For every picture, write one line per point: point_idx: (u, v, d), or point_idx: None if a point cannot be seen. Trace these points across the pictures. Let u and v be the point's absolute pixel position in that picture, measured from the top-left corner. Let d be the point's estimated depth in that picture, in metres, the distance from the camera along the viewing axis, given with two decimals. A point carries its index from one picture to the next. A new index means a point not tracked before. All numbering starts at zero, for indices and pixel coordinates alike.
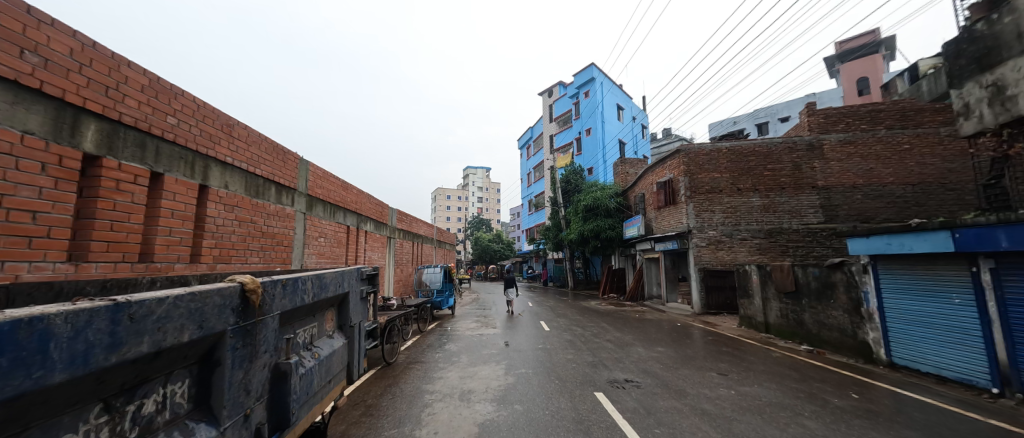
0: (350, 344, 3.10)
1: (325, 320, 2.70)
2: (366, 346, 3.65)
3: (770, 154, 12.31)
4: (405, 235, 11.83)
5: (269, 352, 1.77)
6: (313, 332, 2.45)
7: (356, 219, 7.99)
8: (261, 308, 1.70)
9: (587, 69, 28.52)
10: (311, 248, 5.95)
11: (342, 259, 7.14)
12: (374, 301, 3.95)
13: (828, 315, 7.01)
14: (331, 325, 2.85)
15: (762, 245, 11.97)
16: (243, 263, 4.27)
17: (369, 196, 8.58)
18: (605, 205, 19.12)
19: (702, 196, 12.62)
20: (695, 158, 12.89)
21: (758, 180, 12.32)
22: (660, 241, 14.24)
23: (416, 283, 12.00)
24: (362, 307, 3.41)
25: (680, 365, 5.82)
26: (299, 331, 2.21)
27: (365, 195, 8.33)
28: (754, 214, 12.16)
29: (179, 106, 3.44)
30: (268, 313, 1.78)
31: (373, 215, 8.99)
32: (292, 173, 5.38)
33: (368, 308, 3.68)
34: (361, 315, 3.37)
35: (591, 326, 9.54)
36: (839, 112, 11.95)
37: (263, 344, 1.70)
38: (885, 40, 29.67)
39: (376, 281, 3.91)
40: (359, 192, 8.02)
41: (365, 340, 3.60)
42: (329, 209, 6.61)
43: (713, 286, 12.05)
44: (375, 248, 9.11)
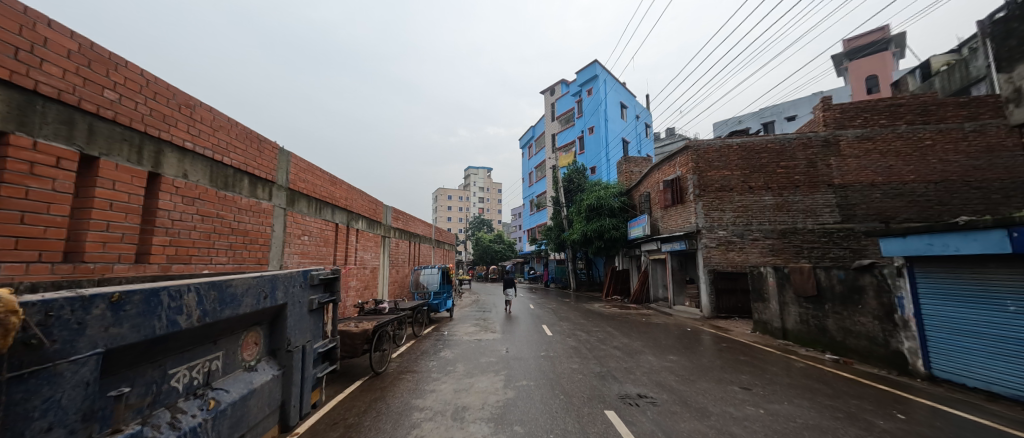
0: (282, 374, 2.64)
1: (236, 350, 2.22)
2: (318, 371, 3.17)
3: (783, 150, 11.74)
4: (401, 234, 11.32)
5: (66, 423, 1.23)
6: (204, 370, 1.96)
7: (347, 216, 7.49)
8: (46, 353, 1.16)
9: (590, 67, 27.99)
10: (292, 247, 5.44)
11: (329, 260, 6.63)
12: (332, 314, 3.46)
13: (855, 322, 6.47)
14: (252, 353, 2.38)
15: (775, 246, 11.39)
16: (207, 263, 3.76)
17: (361, 193, 8.06)
18: (609, 205, 18.58)
19: (711, 195, 12.09)
20: (703, 155, 12.37)
21: (771, 178, 11.76)
22: (666, 241, 13.69)
23: (413, 285, 11.50)
24: (310, 324, 2.99)
25: (697, 377, 5.28)
26: (165, 376, 1.71)
27: (356, 191, 7.83)
28: (766, 214, 11.59)
29: (120, 79, 2.92)
30: (71, 358, 1.24)
31: (366, 213, 8.50)
32: (271, 165, 4.90)
33: (321, 325, 3.22)
34: (307, 333, 2.95)
35: (596, 331, 9.01)
36: (856, 106, 11.37)
37: (42, 417, 1.15)
38: (894, 38, 29.04)
39: (332, 290, 3.43)
40: (350, 188, 7.52)
41: (316, 365, 3.13)
42: (314, 205, 6.11)
43: (723, 289, 11.50)
44: (368, 247, 8.60)
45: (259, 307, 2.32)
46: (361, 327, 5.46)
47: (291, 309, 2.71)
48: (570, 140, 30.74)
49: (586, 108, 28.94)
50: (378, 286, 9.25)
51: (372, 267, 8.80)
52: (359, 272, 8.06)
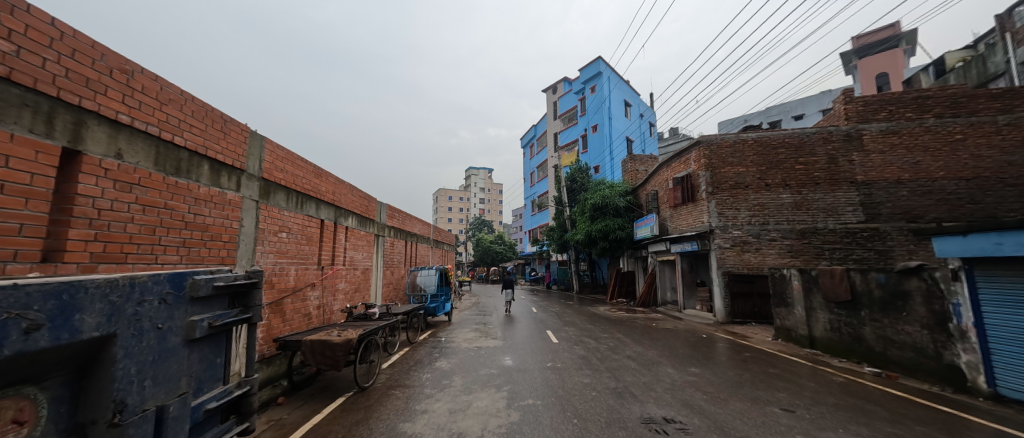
0: None
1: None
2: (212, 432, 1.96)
3: (803, 145, 11.07)
4: (397, 233, 10.69)
5: None
6: None
7: (334, 212, 6.84)
8: None
9: (593, 64, 27.38)
10: (267, 245, 4.79)
11: (313, 260, 5.98)
12: (241, 337, 2.33)
13: (899, 331, 5.81)
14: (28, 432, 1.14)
15: (794, 247, 10.72)
16: (150, 262, 3.13)
17: (350, 186, 7.41)
18: (614, 204, 17.91)
19: (725, 192, 11.42)
20: (716, 151, 11.71)
21: (789, 174, 11.09)
22: (676, 242, 13.02)
23: (409, 287, 10.83)
24: (189, 363, 1.78)
25: (728, 395, 4.60)
26: None
27: (345, 185, 7.18)
28: (784, 212, 10.92)
29: (21, 26, 2.25)
30: None
31: (357, 210, 7.87)
32: (240, 151, 4.25)
33: (214, 357, 2.00)
34: (179, 376, 1.70)
35: (605, 338, 8.35)
36: (880, 99, 10.71)
37: None
38: (905, 35, 28.36)
39: (247, 302, 2.26)
40: (338, 181, 6.87)
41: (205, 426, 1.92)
42: (295, 199, 5.46)
43: (739, 292, 10.82)
44: (359, 246, 7.94)
45: (31, 347, 1.08)
46: (345, 336, 4.81)
47: (141, 343, 1.49)
48: (573, 139, 30.11)
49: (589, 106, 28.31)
50: (371, 289, 8.60)
51: (363, 268, 8.14)
52: (349, 273, 7.41)
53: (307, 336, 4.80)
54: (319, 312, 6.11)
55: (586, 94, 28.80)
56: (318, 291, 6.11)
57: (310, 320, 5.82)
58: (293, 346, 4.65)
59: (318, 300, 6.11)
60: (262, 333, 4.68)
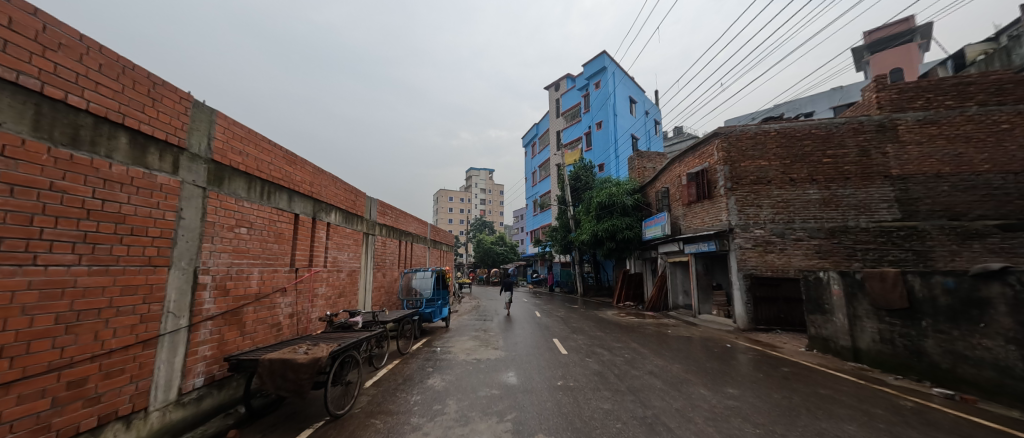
0: None
1: None
2: None
3: (831, 137, 10.19)
4: (390, 232, 9.85)
5: None
6: None
7: (313, 206, 5.97)
8: None
9: (598, 58, 26.54)
10: (219, 242, 3.93)
11: (284, 261, 5.11)
12: None
13: (973, 345, 4.92)
14: None
15: (822, 247, 9.81)
16: (24, 263, 2.27)
17: (333, 177, 6.56)
18: (621, 202, 17.03)
19: (746, 188, 10.55)
20: (736, 143, 10.85)
21: (816, 168, 10.20)
22: (691, 242, 12.14)
23: (403, 290, 9.98)
24: None
25: (785, 428, 3.71)
26: None
27: (326, 176, 6.32)
28: (811, 210, 10.03)
29: None
30: None
31: (342, 204, 7.00)
32: (177, 124, 3.39)
33: None
34: None
35: (620, 349, 7.46)
36: (916, 86, 9.82)
37: None
38: (920, 29, 27.44)
39: None
40: (317, 171, 6.01)
41: None
42: (259, 188, 4.59)
43: (762, 297, 9.92)
44: (344, 246, 7.08)
45: None
46: (314, 353, 3.94)
47: None
48: (576, 136, 29.25)
49: (593, 102, 27.47)
50: (358, 292, 7.75)
51: (349, 269, 7.29)
52: (332, 276, 6.56)
53: (268, 353, 3.92)
54: (292, 321, 5.25)
55: (590, 90, 27.97)
56: (291, 298, 5.25)
57: (280, 331, 4.97)
58: (249, 366, 3.78)
59: (291, 307, 5.24)
60: (212, 351, 3.81)
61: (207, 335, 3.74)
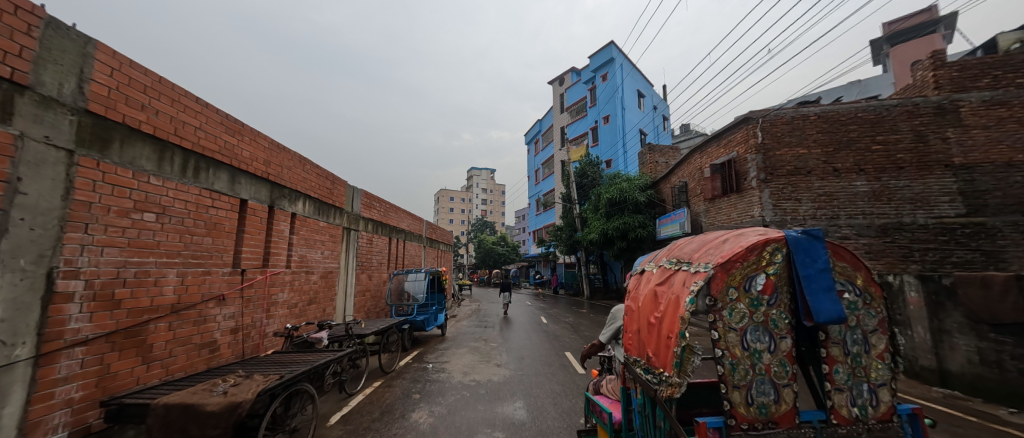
0: None
1: None
2: None
3: (880, 121, 8.93)
4: (378, 227, 8.64)
5: None
6: None
7: (272, 192, 4.76)
8: None
9: (605, 49, 25.28)
10: (100, 232, 2.69)
11: (222, 260, 3.88)
12: None
13: None
14: None
15: (873, 246, 8.55)
16: None
17: (300, 158, 5.33)
18: (633, 199, 15.80)
19: (782, 179, 9.30)
20: (770, 129, 9.60)
21: (864, 157, 8.94)
22: (716, 241, 10.90)
23: (392, 295, 8.75)
24: None
25: None
26: None
27: (289, 156, 5.09)
28: (858, 204, 8.79)
29: None
30: None
31: (312, 193, 5.76)
32: (4, 46, 2.18)
33: None
34: None
35: None
36: (981, 62, 8.53)
37: None
38: (944, 19, 26.05)
39: None
40: (275, 148, 4.80)
41: None
42: (179, 160, 3.37)
43: None
44: (316, 243, 5.86)
45: None
46: (233, 393, 2.71)
47: None
48: (582, 132, 28.03)
49: (599, 95, 26.23)
50: (335, 298, 6.54)
51: (322, 269, 6.08)
52: (298, 277, 5.35)
53: (169, 394, 2.70)
54: (234, 339, 4.05)
55: (596, 83, 26.71)
56: (232, 308, 4.03)
57: (213, 353, 3.76)
58: (137, 414, 2.55)
59: (232, 321, 4.03)
60: (83, 392, 2.58)
61: (72, 369, 2.51)
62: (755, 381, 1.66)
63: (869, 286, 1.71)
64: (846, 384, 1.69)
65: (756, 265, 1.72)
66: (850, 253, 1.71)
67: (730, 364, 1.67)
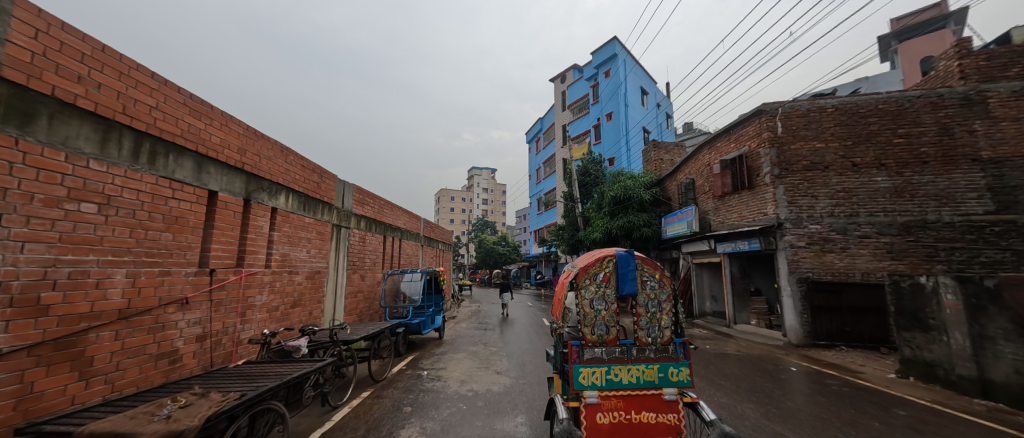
0: None
1: None
2: None
3: (902, 113, 8.45)
4: (372, 225, 8.19)
5: None
6: None
7: (248, 184, 4.30)
8: None
9: (608, 45, 24.81)
10: (17, 223, 2.21)
11: (184, 259, 3.41)
12: None
13: None
14: None
15: (894, 245, 8.07)
16: None
17: (281, 147, 4.87)
18: (638, 197, 15.33)
19: (798, 175, 8.83)
20: (785, 122, 9.12)
21: (885, 151, 8.45)
22: (726, 240, 10.43)
23: (386, 296, 8.29)
24: None
25: None
26: None
27: (268, 145, 4.64)
28: (878, 200, 8.31)
29: None
30: None
31: (295, 186, 5.28)
32: None
33: None
34: None
35: None
36: (1011, 50, 8.04)
37: None
38: (954, 15, 25.49)
39: None
40: (251, 135, 4.33)
41: None
42: (131, 143, 2.92)
43: (821, 306, 8.16)
44: (300, 241, 5.41)
45: None
46: (178, 418, 2.24)
47: None
48: (584, 130, 27.58)
49: (601, 92, 25.76)
50: (323, 300, 6.08)
51: (308, 269, 5.62)
52: (279, 278, 4.89)
53: (101, 419, 2.22)
54: (200, 347, 3.60)
55: (599, 79, 26.24)
56: (198, 313, 3.58)
57: (174, 364, 3.31)
58: None
59: (198, 327, 3.57)
60: None
61: None
62: (598, 323, 3.04)
63: (662, 277, 3.18)
64: (645, 326, 3.10)
65: (600, 267, 3.09)
66: (651, 261, 3.18)
67: (585, 314, 3.03)
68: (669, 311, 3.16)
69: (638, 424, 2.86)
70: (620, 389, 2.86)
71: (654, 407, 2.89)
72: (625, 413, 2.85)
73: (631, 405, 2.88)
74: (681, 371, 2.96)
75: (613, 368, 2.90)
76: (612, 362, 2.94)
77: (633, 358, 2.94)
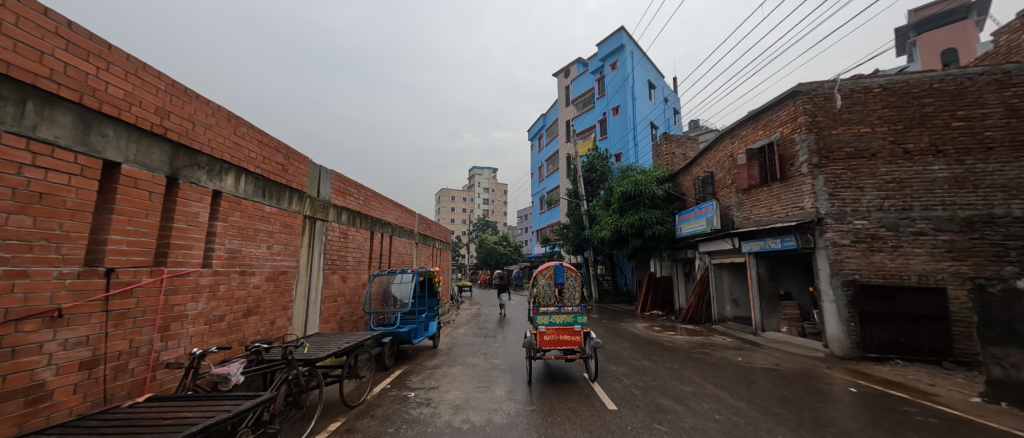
0: None
1: None
2: None
3: (962, 92, 7.39)
4: (357, 219, 7.19)
5: None
6: None
7: (176, 157, 3.29)
8: None
9: (615, 36, 23.75)
10: None
11: (49, 254, 2.34)
12: None
13: None
14: None
15: (957, 243, 7.00)
16: None
17: (226, 113, 3.83)
18: (650, 192, 14.30)
19: (840, 164, 7.79)
20: (824, 105, 8.08)
21: (943, 136, 7.39)
22: (753, 238, 9.41)
23: (372, 301, 7.04)
24: None
25: None
26: None
27: (205, 109, 3.59)
28: (935, 192, 7.27)
29: None
30: None
31: (248, 166, 4.22)
32: None
33: None
34: None
35: (693, 398, 4.75)
36: None
37: None
38: (978, 4, 24.29)
39: None
40: (175, 92, 3.28)
41: None
42: None
43: (870, 313, 7.12)
44: (258, 234, 4.39)
45: None
46: None
47: None
48: (589, 125, 26.54)
49: (607, 85, 24.69)
50: (290, 306, 5.06)
51: (268, 268, 4.60)
52: (224, 279, 3.87)
53: None
54: (83, 376, 2.54)
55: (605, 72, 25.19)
56: (81, 331, 2.52)
57: (36, 405, 2.25)
58: None
59: (77, 350, 2.50)
60: None
61: None
62: (545, 296, 6.44)
63: (576, 276, 6.59)
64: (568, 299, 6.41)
65: (546, 272, 6.63)
66: (572, 269, 6.63)
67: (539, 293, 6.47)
68: (580, 291, 6.57)
69: (563, 342, 5.82)
70: (555, 324, 5.87)
71: (571, 333, 5.85)
72: (557, 336, 5.82)
73: (560, 331, 5.83)
74: (582, 317, 5.96)
75: (553, 315, 5.94)
76: (552, 313, 6.01)
77: (562, 310, 6.07)
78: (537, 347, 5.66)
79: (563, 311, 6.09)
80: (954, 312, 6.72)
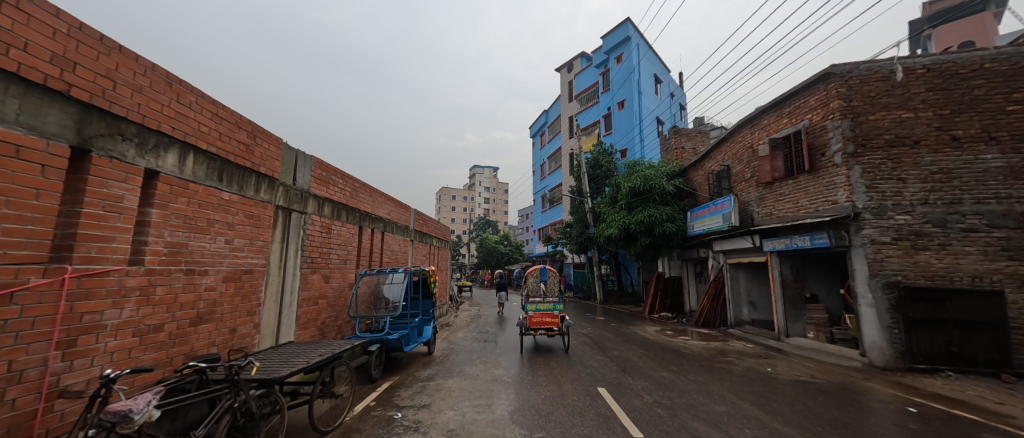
0: None
1: None
2: None
3: (1018, 72, 6.62)
4: (345, 213, 6.48)
5: None
6: None
7: (85, 121, 2.54)
8: None
9: (620, 27, 22.99)
10: None
11: None
12: None
13: None
14: None
15: (1015, 241, 6.22)
16: None
17: (158, 72, 3.07)
18: (659, 188, 13.55)
19: (878, 153, 7.03)
20: (859, 87, 7.31)
21: (997, 121, 6.61)
22: (777, 236, 8.66)
23: (359, 304, 6.31)
24: None
25: None
26: None
27: (128, 64, 2.83)
28: (988, 183, 6.50)
29: None
30: None
31: (198, 142, 3.47)
32: None
33: None
34: None
35: (730, 422, 4.00)
36: None
37: None
38: None
39: None
40: (79, 37, 2.50)
41: None
42: None
43: (917, 318, 6.34)
44: (211, 225, 3.65)
45: None
46: None
47: None
48: (593, 121, 25.78)
49: (612, 79, 23.90)
50: (257, 311, 4.32)
51: (227, 266, 3.87)
52: (163, 280, 3.13)
53: None
54: None
55: (610, 65, 24.38)
56: None
57: None
58: None
59: None
60: None
61: None
62: (534, 290, 8.63)
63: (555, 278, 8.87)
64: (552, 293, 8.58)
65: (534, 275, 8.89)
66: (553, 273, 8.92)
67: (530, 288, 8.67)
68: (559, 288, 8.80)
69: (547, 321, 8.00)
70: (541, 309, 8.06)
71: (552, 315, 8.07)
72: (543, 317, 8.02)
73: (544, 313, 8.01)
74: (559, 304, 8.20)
75: (539, 303, 8.14)
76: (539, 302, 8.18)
77: (545, 300, 8.25)
78: (528, 326, 7.87)
79: (546, 300, 8.30)
80: (1014, 319, 5.95)
